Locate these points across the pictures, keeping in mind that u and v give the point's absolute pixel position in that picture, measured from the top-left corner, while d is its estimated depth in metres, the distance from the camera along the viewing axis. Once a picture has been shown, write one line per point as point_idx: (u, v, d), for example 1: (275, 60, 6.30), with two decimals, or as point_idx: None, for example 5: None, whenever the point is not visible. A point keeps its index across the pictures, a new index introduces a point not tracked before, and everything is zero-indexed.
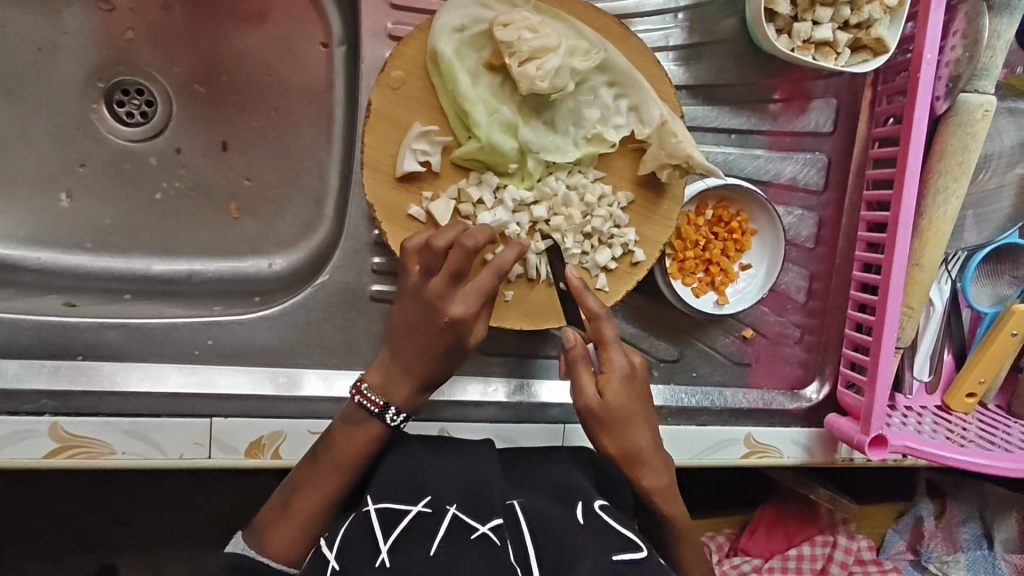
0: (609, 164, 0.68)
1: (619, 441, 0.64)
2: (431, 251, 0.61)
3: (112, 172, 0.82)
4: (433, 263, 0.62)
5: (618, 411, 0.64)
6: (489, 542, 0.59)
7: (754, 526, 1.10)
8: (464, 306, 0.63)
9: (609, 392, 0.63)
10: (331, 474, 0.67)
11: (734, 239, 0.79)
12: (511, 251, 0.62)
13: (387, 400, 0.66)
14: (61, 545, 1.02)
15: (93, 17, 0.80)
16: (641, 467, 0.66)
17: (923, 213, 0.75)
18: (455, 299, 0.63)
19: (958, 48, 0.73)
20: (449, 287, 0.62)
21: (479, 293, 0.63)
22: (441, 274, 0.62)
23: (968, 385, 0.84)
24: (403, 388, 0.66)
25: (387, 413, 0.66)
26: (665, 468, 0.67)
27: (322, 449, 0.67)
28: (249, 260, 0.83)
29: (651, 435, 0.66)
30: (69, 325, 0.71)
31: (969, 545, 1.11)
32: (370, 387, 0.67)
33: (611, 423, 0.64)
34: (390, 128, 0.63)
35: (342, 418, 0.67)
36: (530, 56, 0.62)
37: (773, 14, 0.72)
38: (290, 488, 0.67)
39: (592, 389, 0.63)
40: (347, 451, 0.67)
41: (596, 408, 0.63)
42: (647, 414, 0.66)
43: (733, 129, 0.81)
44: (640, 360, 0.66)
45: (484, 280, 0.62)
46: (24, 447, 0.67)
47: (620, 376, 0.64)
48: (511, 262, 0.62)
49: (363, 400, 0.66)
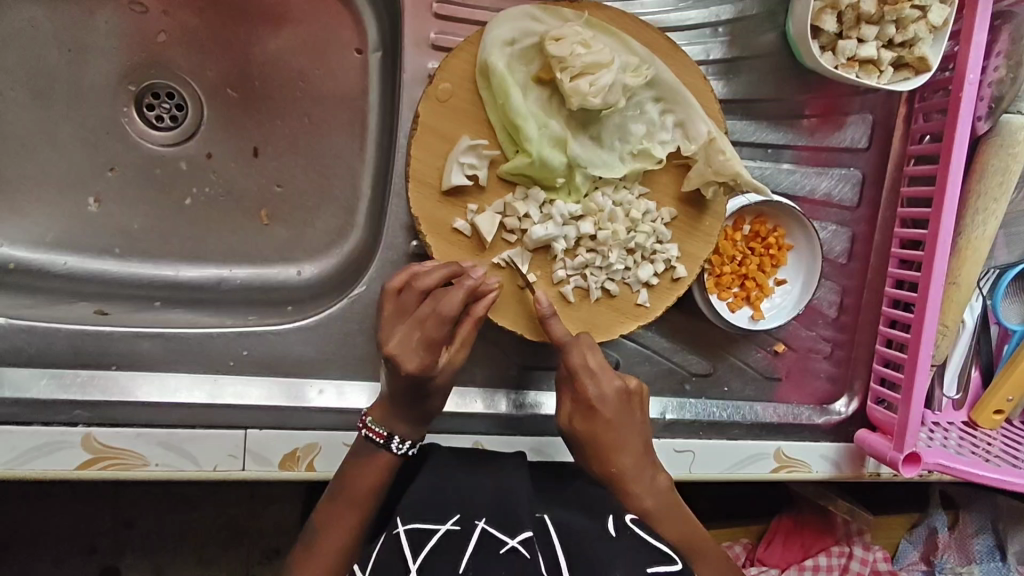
0: (653, 180, 0.68)
1: (595, 466, 0.66)
2: (413, 294, 0.60)
3: (142, 177, 0.81)
4: (406, 303, 0.60)
5: (585, 439, 0.65)
6: (519, 555, 0.60)
7: (771, 536, 1.09)
8: (417, 359, 0.59)
9: (576, 422, 0.65)
10: (348, 511, 0.65)
11: (770, 254, 0.79)
12: (458, 297, 0.59)
13: (389, 432, 0.65)
14: (78, 552, 1.01)
15: (125, 20, 0.79)
16: (627, 489, 0.66)
17: (962, 232, 0.76)
18: (410, 353, 0.59)
19: (1000, 69, 0.73)
20: (408, 335, 0.59)
21: (430, 342, 0.59)
22: (406, 320, 0.60)
23: (995, 402, 0.84)
24: (406, 423, 0.65)
25: (392, 443, 0.65)
26: (653, 489, 0.67)
27: (337, 488, 0.66)
28: (278, 267, 0.82)
29: (630, 460, 0.66)
30: (103, 333, 0.70)
31: (983, 557, 1.11)
32: (373, 420, 0.66)
33: (583, 450, 0.66)
34: (437, 141, 0.63)
35: (352, 453, 0.66)
36: (582, 71, 0.61)
37: (818, 31, 0.73)
38: (313, 528, 0.66)
39: (565, 415, 0.66)
40: (363, 485, 0.65)
41: (569, 434, 0.66)
42: (626, 439, 0.65)
43: (770, 144, 0.81)
44: (618, 387, 0.65)
45: (433, 329, 0.59)
46: (58, 458, 0.66)
47: (587, 407, 0.64)
48: (457, 308, 0.59)
49: (368, 433, 0.65)
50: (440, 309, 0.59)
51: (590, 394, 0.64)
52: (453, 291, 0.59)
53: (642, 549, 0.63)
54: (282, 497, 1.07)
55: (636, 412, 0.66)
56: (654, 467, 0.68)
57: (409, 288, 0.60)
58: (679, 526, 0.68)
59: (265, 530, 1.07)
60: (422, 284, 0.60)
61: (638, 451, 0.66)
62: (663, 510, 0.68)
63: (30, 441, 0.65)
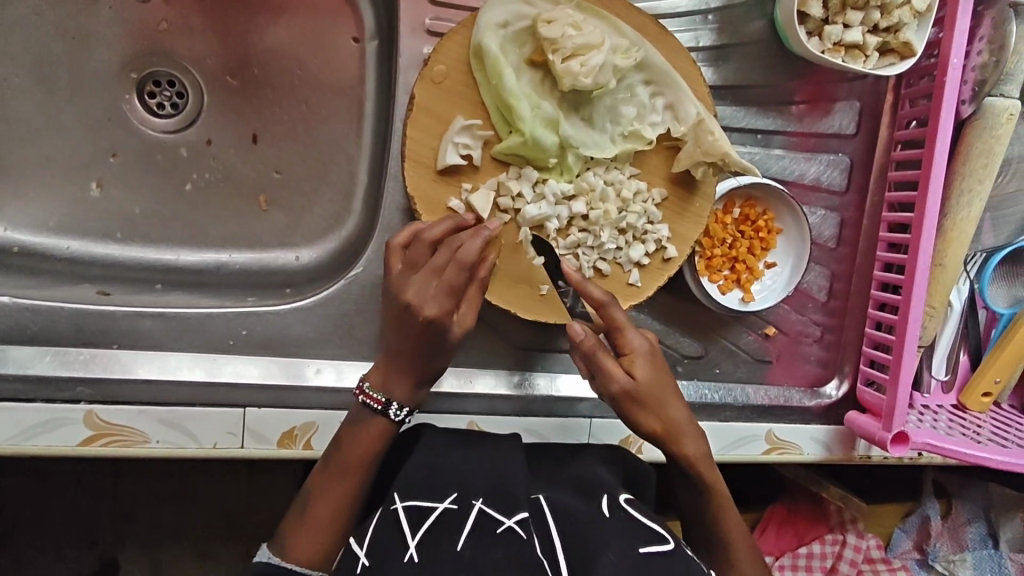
0: (644, 161, 0.70)
1: (650, 422, 0.65)
2: (424, 245, 0.62)
3: (143, 163, 0.83)
4: (419, 256, 0.62)
5: (629, 399, 0.64)
6: (515, 535, 0.60)
7: (765, 524, 1.12)
8: (436, 305, 0.61)
9: (637, 372, 0.64)
10: (342, 479, 0.66)
11: (760, 237, 0.80)
12: (473, 242, 0.60)
13: (388, 397, 0.66)
14: (79, 538, 1.02)
15: (127, 8, 0.80)
16: (676, 444, 0.66)
17: (948, 214, 0.77)
18: (428, 299, 0.61)
19: (984, 53, 0.75)
20: (426, 284, 0.62)
21: (449, 288, 0.61)
22: (421, 270, 0.62)
23: (983, 385, 0.85)
24: (404, 384, 0.66)
25: (390, 408, 0.66)
26: (696, 442, 0.67)
27: (332, 453, 0.67)
28: (276, 252, 0.83)
29: (670, 411, 0.66)
30: (105, 313, 0.72)
31: (975, 544, 1.12)
32: (371, 386, 0.67)
33: (639, 404, 0.64)
34: (432, 122, 0.64)
35: (347, 420, 0.67)
36: (574, 52, 0.63)
37: (805, 17, 0.74)
38: (306, 496, 0.67)
39: (600, 381, 0.64)
40: (359, 453, 0.66)
41: (631, 393, 0.64)
42: (672, 386, 0.67)
43: (759, 129, 0.82)
44: (646, 339, 0.66)
45: (452, 275, 0.61)
46: (60, 434, 0.67)
47: (627, 364, 0.64)
48: (473, 253, 0.60)
49: (366, 399, 0.66)
50: (457, 256, 0.61)
51: (625, 350, 0.64)
52: (469, 239, 0.61)
53: (636, 530, 0.63)
54: (281, 485, 1.08)
55: (664, 362, 0.67)
56: (690, 416, 0.67)
57: (418, 241, 0.62)
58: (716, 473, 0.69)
59: (264, 519, 1.07)
60: (432, 235, 0.62)
61: (673, 400, 0.66)
62: (706, 460, 0.68)
63: (33, 417, 0.66)
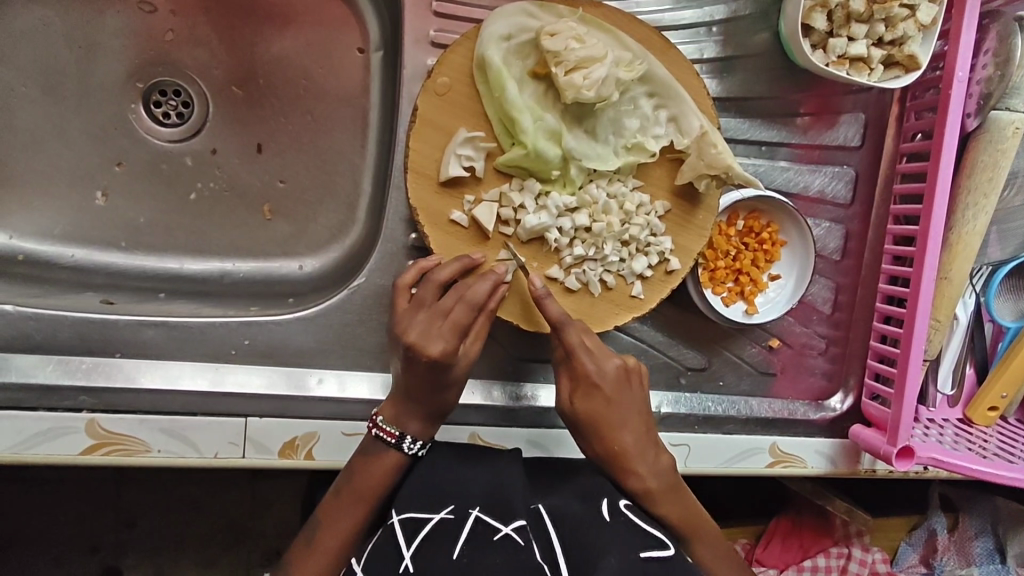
0: (647, 174, 0.69)
1: (597, 445, 0.67)
2: (434, 287, 0.63)
3: (148, 172, 0.83)
4: (426, 295, 0.63)
5: (587, 418, 0.67)
6: (513, 543, 0.61)
7: (769, 536, 1.09)
8: (441, 343, 0.61)
9: (579, 399, 0.67)
10: (352, 507, 0.66)
11: (764, 249, 0.80)
12: (484, 284, 0.62)
13: (402, 431, 0.66)
14: (82, 546, 1.02)
15: (135, 18, 0.81)
16: (631, 469, 0.67)
17: (953, 227, 0.77)
18: (433, 338, 0.61)
19: (989, 66, 0.75)
20: (431, 323, 0.61)
21: (455, 327, 0.62)
22: (429, 309, 0.62)
23: (990, 399, 0.84)
24: (419, 420, 0.67)
25: (403, 442, 0.66)
26: (655, 470, 0.68)
27: (343, 482, 0.67)
28: (280, 261, 0.84)
29: (630, 438, 0.67)
30: (108, 322, 0.72)
31: (982, 559, 1.10)
32: (385, 419, 0.67)
33: (584, 429, 0.67)
34: (436, 133, 0.64)
35: (359, 450, 0.68)
36: (577, 65, 0.63)
37: (809, 29, 0.74)
38: (313, 525, 0.67)
39: (565, 396, 0.68)
40: (367, 483, 0.66)
41: (570, 415, 0.68)
42: (628, 415, 0.67)
43: (764, 141, 0.82)
44: (616, 366, 0.68)
45: (459, 314, 0.62)
46: (61, 444, 0.67)
47: (588, 384, 0.67)
48: (483, 295, 0.62)
49: (379, 432, 0.66)
50: (466, 295, 0.62)
51: (589, 371, 0.67)
52: (478, 281, 0.63)
53: (636, 536, 0.63)
54: (283, 496, 1.08)
55: (634, 391, 0.68)
56: (654, 445, 0.69)
57: (426, 282, 0.63)
58: (681, 505, 0.69)
59: (265, 529, 1.07)
60: (442, 277, 0.63)
61: (637, 428, 0.68)
62: (664, 490, 0.68)
63: (35, 425, 0.67)
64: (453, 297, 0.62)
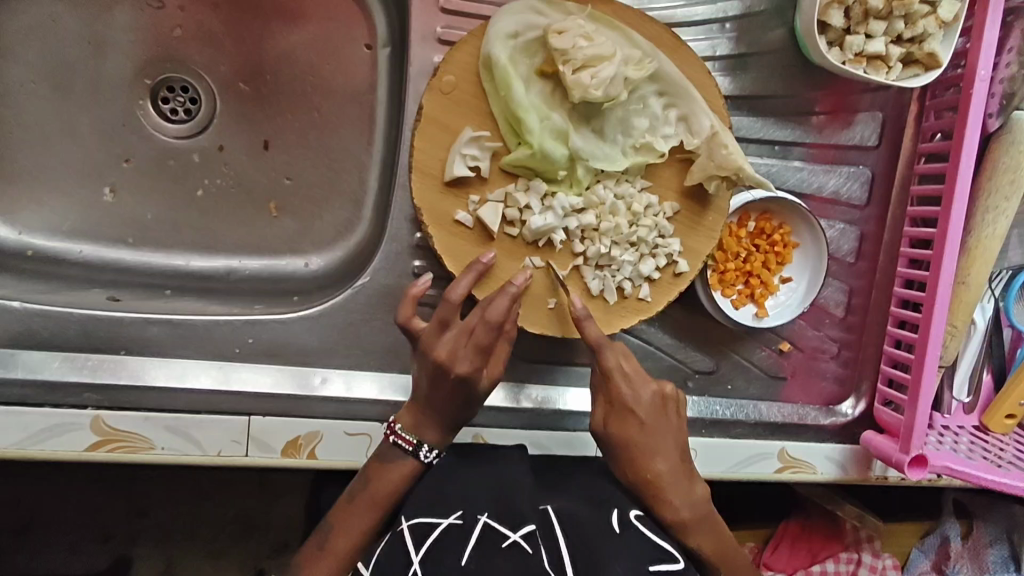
0: (656, 174, 0.68)
1: (629, 471, 0.65)
2: (456, 303, 0.61)
3: (156, 168, 0.83)
4: (447, 314, 0.61)
5: (621, 442, 0.65)
6: (521, 549, 0.61)
7: (777, 541, 1.07)
8: (468, 363, 0.61)
9: (612, 423, 0.65)
10: (367, 512, 0.65)
11: (776, 251, 0.78)
12: (502, 303, 0.60)
13: (420, 439, 0.66)
14: (93, 539, 1.03)
15: (143, 14, 0.81)
16: (664, 499, 0.65)
17: (972, 231, 0.75)
18: (459, 357, 0.61)
19: (1013, 65, 0.73)
20: (457, 342, 0.61)
21: (479, 348, 0.61)
22: (454, 328, 0.61)
23: (1007, 407, 0.82)
24: (436, 429, 0.65)
25: (421, 450, 0.66)
26: (688, 499, 0.67)
27: (358, 488, 0.66)
28: (287, 259, 0.84)
29: (667, 465, 0.65)
30: (113, 319, 0.72)
31: (997, 567, 1.07)
32: (404, 426, 0.66)
33: (616, 453, 0.65)
34: (441, 132, 0.63)
35: (376, 456, 0.67)
36: (584, 63, 0.62)
37: (825, 26, 0.72)
38: (325, 528, 0.65)
39: (599, 418, 0.66)
40: (384, 489, 0.65)
41: (603, 438, 0.66)
42: (665, 444, 0.66)
43: (777, 141, 0.80)
44: (652, 392, 0.66)
45: (481, 335, 0.60)
46: (66, 440, 0.68)
47: (625, 408, 0.65)
48: (503, 315, 0.60)
49: (398, 440, 0.66)
50: (487, 315, 0.60)
51: (626, 396, 0.65)
52: (497, 298, 0.60)
53: (646, 545, 0.64)
54: (294, 490, 1.08)
55: (671, 418, 0.67)
56: (689, 475, 0.67)
57: (445, 301, 0.61)
58: (711, 535, 0.68)
59: (275, 523, 1.08)
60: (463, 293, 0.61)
61: (673, 455, 0.66)
62: (696, 522, 0.67)
63: (41, 422, 0.67)
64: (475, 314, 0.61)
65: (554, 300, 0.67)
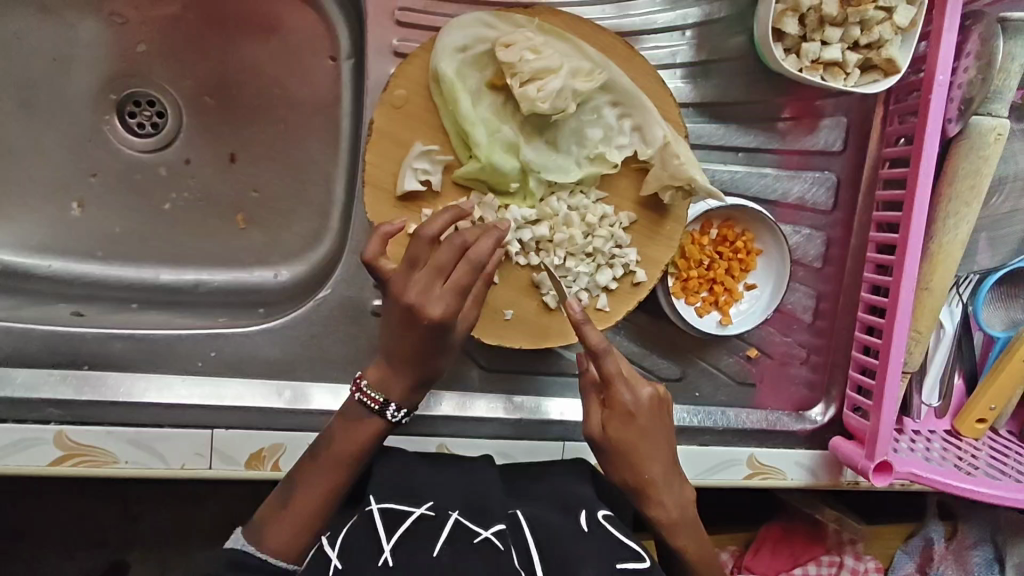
0: (611, 185, 0.68)
1: (626, 474, 0.65)
2: (429, 240, 0.59)
3: (123, 183, 0.84)
4: (420, 254, 0.59)
5: (620, 446, 0.64)
6: (492, 546, 0.60)
7: (759, 544, 1.07)
8: (442, 306, 0.59)
9: (611, 427, 0.64)
10: (329, 472, 0.65)
11: (739, 258, 0.78)
12: (487, 241, 0.58)
13: (387, 398, 0.65)
14: (73, 549, 1.04)
15: (107, 30, 0.81)
16: (653, 500, 0.65)
17: (934, 237, 0.74)
18: (433, 298, 0.59)
19: (971, 69, 0.73)
20: (430, 283, 0.59)
21: (457, 289, 0.59)
22: (428, 266, 0.59)
23: (979, 411, 0.82)
24: (403, 386, 0.65)
25: (387, 409, 0.65)
26: (679, 502, 0.66)
27: (321, 445, 0.66)
28: (255, 271, 0.84)
29: (660, 469, 0.65)
30: (76, 334, 0.72)
31: (981, 569, 1.05)
32: (370, 383, 0.66)
33: (613, 457, 0.64)
34: (392, 146, 0.63)
35: (341, 414, 0.66)
36: (532, 77, 0.62)
37: (782, 34, 0.72)
38: (286, 489, 0.66)
39: (596, 422, 0.65)
40: (346, 447, 0.65)
41: (600, 441, 0.65)
42: (662, 445, 0.65)
43: (740, 148, 0.80)
44: (650, 394, 0.64)
45: (461, 274, 0.59)
46: (30, 455, 0.68)
47: (622, 413, 0.63)
48: (487, 253, 0.58)
49: (363, 397, 0.65)
50: (470, 254, 0.58)
51: (624, 402, 0.63)
52: (482, 239, 0.59)
53: (614, 546, 0.63)
54: None
55: (666, 418, 0.66)
56: (681, 477, 0.67)
57: (417, 238, 0.59)
58: (696, 537, 0.68)
59: None
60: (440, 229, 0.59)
61: (668, 459, 0.65)
62: (684, 523, 0.67)
63: (4, 438, 0.67)
64: (449, 256, 0.59)
65: (511, 312, 0.67)
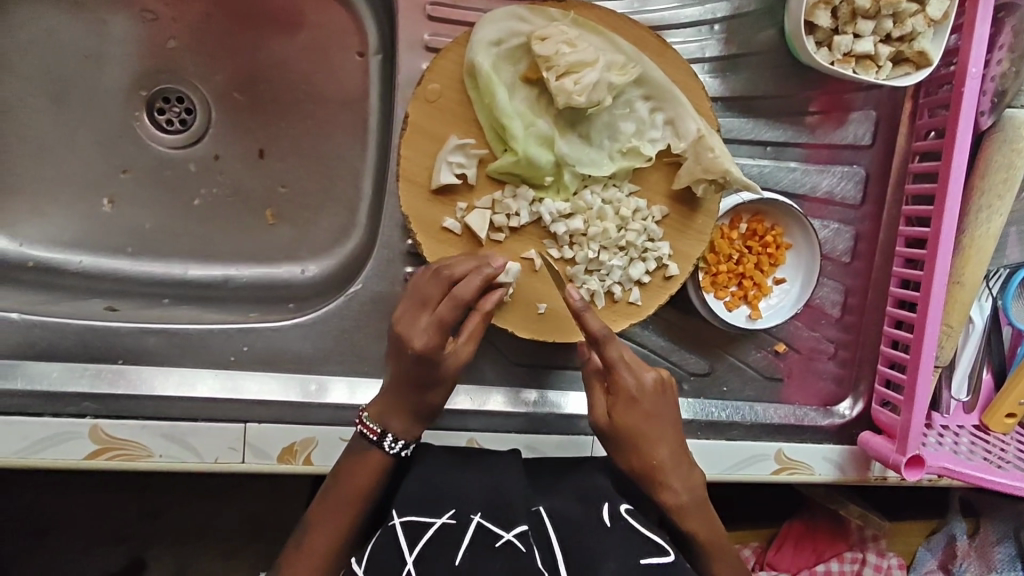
0: (644, 178, 0.68)
1: (633, 458, 0.65)
2: (433, 277, 0.62)
3: (153, 179, 0.84)
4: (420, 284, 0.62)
5: (625, 431, 0.65)
6: (514, 548, 0.60)
7: (781, 540, 1.07)
8: (425, 339, 0.60)
9: (617, 413, 0.65)
10: (343, 508, 0.65)
11: (768, 253, 0.78)
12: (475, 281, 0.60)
13: (384, 428, 0.65)
14: (100, 544, 1.04)
15: (138, 27, 0.82)
16: (663, 483, 0.65)
17: (966, 230, 0.74)
18: (416, 331, 0.60)
19: (1004, 62, 0.72)
20: (417, 316, 0.61)
21: (440, 325, 0.60)
22: (418, 299, 0.61)
23: (1007, 406, 0.81)
24: (402, 419, 0.65)
25: (385, 441, 0.65)
26: (688, 483, 0.67)
27: (332, 482, 0.66)
28: (283, 266, 0.84)
29: (667, 451, 0.65)
30: (110, 329, 0.73)
31: (1004, 566, 1.05)
32: (369, 416, 0.66)
33: (618, 443, 0.65)
34: (427, 140, 0.64)
35: (348, 450, 0.67)
36: (567, 70, 0.62)
37: (813, 26, 0.72)
38: (303, 525, 0.67)
39: (602, 408, 0.66)
40: (356, 483, 0.65)
41: (606, 429, 0.66)
42: (668, 429, 0.66)
43: (769, 142, 0.80)
44: (653, 378, 0.66)
45: (444, 310, 0.60)
46: (66, 448, 0.69)
47: (627, 398, 0.65)
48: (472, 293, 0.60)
49: (364, 429, 0.66)
50: (453, 289, 0.60)
51: (626, 386, 0.65)
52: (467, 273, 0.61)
53: (636, 542, 0.63)
54: (298, 496, 1.09)
55: (670, 402, 0.67)
56: (688, 460, 0.67)
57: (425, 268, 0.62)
58: (706, 521, 0.68)
59: (280, 527, 1.08)
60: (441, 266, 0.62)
61: (674, 442, 0.66)
62: (695, 506, 0.67)
63: (41, 431, 0.68)
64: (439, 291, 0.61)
65: (542, 305, 0.67)
